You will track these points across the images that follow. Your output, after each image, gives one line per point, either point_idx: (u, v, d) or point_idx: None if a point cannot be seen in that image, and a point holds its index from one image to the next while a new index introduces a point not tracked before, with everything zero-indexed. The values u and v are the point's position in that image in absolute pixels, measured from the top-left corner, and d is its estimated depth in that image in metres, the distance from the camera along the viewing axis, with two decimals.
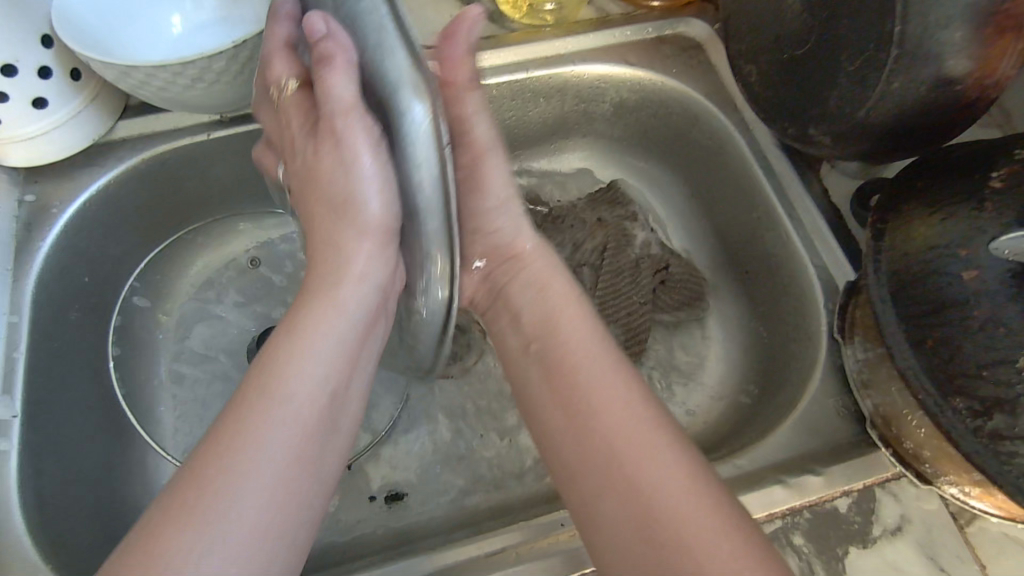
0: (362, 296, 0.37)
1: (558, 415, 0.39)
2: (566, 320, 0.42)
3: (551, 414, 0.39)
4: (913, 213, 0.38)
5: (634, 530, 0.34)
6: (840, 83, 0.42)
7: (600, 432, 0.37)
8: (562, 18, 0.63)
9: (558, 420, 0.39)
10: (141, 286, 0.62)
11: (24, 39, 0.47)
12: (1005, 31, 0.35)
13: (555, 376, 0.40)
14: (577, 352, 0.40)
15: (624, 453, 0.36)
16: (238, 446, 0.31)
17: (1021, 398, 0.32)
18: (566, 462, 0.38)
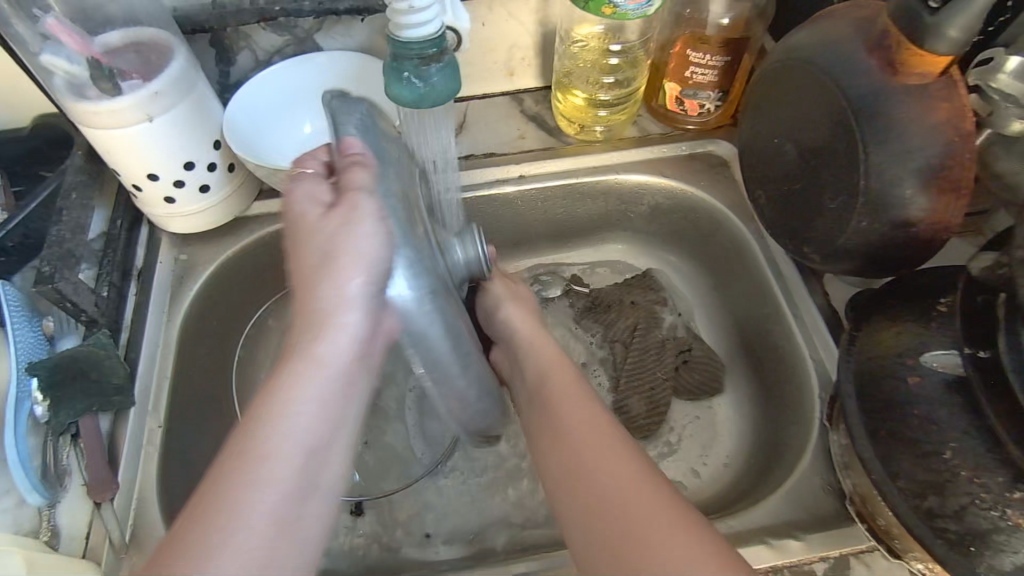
0: (339, 347, 0.41)
1: (572, 432, 0.46)
2: (555, 378, 0.50)
3: (548, 444, 0.46)
4: (881, 325, 0.47)
5: (606, 548, 0.40)
6: (824, 214, 0.52)
7: (583, 458, 0.44)
8: (611, 135, 0.75)
9: (574, 438, 0.45)
10: (271, 310, 0.76)
11: (204, 146, 0.62)
12: (948, 190, 0.45)
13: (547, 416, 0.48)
14: (572, 397, 0.48)
15: (609, 482, 0.42)
16: (304, 418, 0.39)
17: (948, 483, 0.40)
18: (559, 481, 0.44)
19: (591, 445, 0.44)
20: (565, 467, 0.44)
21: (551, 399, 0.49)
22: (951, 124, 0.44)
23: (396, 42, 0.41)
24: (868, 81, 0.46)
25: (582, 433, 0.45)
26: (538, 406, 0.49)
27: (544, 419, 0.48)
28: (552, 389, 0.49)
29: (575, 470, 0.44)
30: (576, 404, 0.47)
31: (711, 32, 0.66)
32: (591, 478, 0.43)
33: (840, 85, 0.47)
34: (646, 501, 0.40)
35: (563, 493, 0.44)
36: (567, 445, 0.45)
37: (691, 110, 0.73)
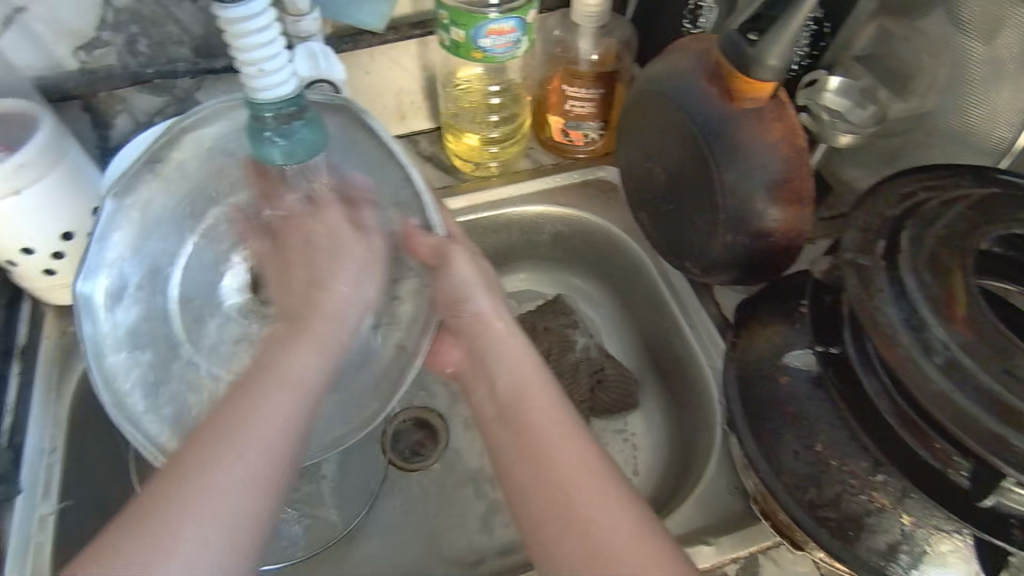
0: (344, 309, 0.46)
1: (552, 446, 0.44)
2: (534, 391, 0.47)
3: (518, 466, 0.44)
4: (756, 329, 0.50)
5: (585, 562, 0.40)
6: (695, 231, 0.55)
7: (559, 475, 0.42)
8: (505, 169, 0.77)
9: (552, 451, 0.43)
10: None
11: (82, 215, 0.60)
12: (796, 200, 0.49)
13: (523, 433, 0.45)
14: (542, 414, 0.45)
15: (575, 494, 0.41)
16: (250, 412, 0.39)
17: (824, 473, 0.42)
18: (531, 510, 0.42)
19: (577, 467, 0.42)
20: (540, 482, 0.42)
21: (526, 417, 0.46)
22: (785, 140, 0.48)
23: (251, 103, 0.41)
24: (709, 108, 0.49)
25: (560, 448, 0.43)
26: (515, 421, 0.46)
27: (515, 433, 0.45)
28: (532, 403, 0.46)
29: (550, 486, 0.42)
30: (555, 422, 0.45)
31: (582, 67, 0.70)
32: (567, 494, 0.41)
33: (683, 112, 0.51)
34: (597, 493, 0.41)
35: (537, 508, 0.42)
36: (544, 463, 0.43)
37: (577, 140, 0.75)
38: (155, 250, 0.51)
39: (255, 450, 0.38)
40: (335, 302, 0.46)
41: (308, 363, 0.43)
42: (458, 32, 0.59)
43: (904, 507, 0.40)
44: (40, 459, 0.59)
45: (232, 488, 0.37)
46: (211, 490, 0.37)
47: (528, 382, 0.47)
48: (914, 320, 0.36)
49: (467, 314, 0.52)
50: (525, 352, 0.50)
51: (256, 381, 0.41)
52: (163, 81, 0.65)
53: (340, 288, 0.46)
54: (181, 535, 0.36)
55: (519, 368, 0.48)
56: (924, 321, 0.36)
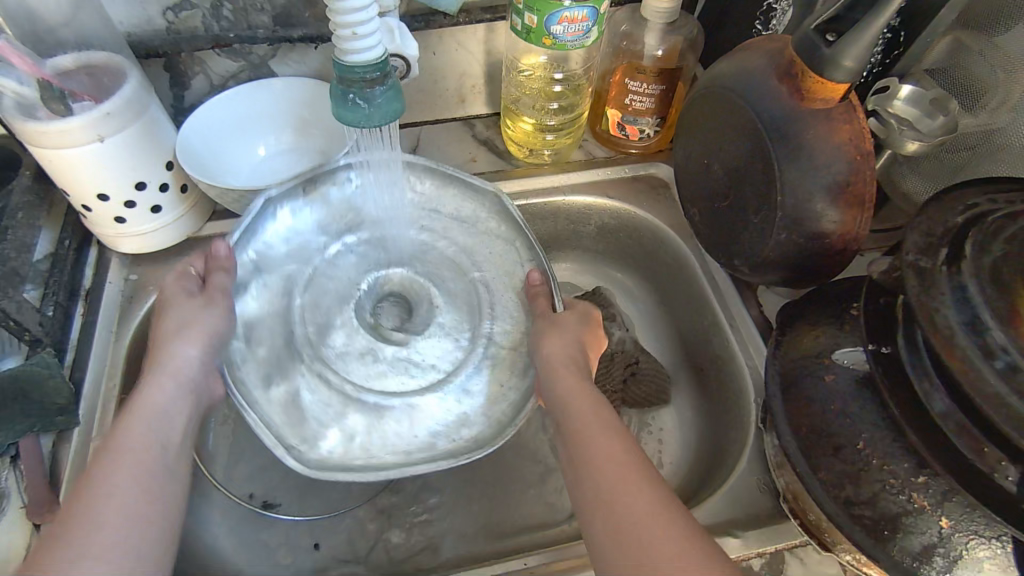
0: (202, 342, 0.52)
1: (624, 485, 0.42)
2: (600, 428, 0.46)
3: (595, 503, 0.43)
4: (802, 330, 0.50)
5: None
6: (749, 229, 0.56)
7: (633, 514, 0.41)
8: (559, 158, 0.79)
9: (623, 489, 0.42)
10: None
11: (156, 166, 0.63)
12: (856, 203, 0.49)
13: (595, 468, 0.44)
14: (613, 451, 0.45)
15: (654, 534, 0.40)
16: (134, 426, 0.45)
17: (862, 471, 0.43)
18: (612, 546, 0.41)
19: (626, 475, 0.43)
20: (592, 489, 0.43)
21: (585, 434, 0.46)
22: (852, 144, 0.48)
23: (340, 66, 0.43)
24: (778, 106, 0.50)
25: (609, 456, 0.44)
26: (577, 435, 0.47)
27: (586, 469, 0.45)
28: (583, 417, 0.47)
29: (603, 494, 0.43)
30: (611, 435, 0.46)
31: (646, 62, 0.71)
32: (640, 528, 0.40)
33: (753, 109, 0.52)
34: (647, 496, 0.42)
35: (594, 515, 0.43)
36: (615, 493, 0.42)
37: (632, 136, 0.77)
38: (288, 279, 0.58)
39: (153, 461, 0.44)
40: (166, 368, 0.50)
41: (169, 400, 0.48)
42: (532, 17, 0.60)
43: (943, 510, 0.40)
44: (96, 395, 0.61)
45: (130, 483, 0.42)
46: (102, 516, 0.40)
47: (592, 418, 0.47)
48: (975, 324, 0.37)
49: (548, 355, 0.53)
50: (590, 389, 0.50)
51: (136, 411, 0.46)
52: (242, 45, 0.67)
53: (168, 383, 0.49)
54: (101, 525, 0.39)
55: (587, 404, 0.48)
56: (986, 325, 0.36)
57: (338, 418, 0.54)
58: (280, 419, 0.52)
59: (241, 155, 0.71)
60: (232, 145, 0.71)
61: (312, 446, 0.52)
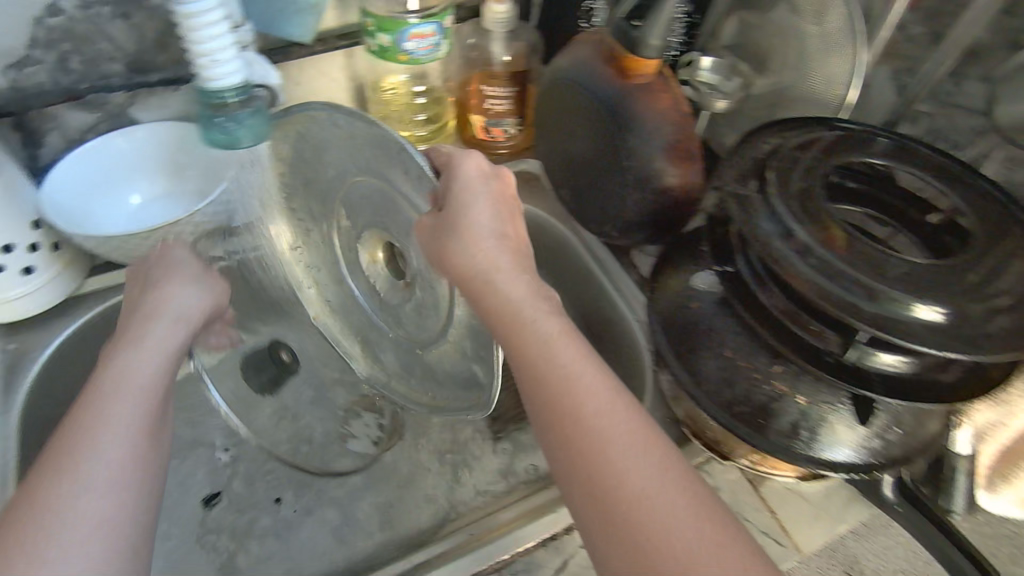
0: (167, 326, 0.50)
1: (609, 443, 0.39)
2: (580, 371, 0.42)
3: (568, 463, 0.40)
4: (667, 274, 0.59)
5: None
6: (610, 196, 0.64)
7: (624, 481, 0.38)
8: None
9: (614, 451, 0.39)
10: None
11: (23, 227, 0.60)
12: (685, 158, 0.59)
13: (565, 423, 0.41)
14: (594, 399, 0.41)
15: (655, 503, 0.37)
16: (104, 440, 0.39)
17: (733, 375, 0.52)
18: (607, 520, 0.38)
19: (621, 442, 0.39)
20: (586, 467, 0.39)
21: (565, 394, 0.41)
22: (672, 109, 0.58)
23: None
24: (609, 87, 0.59)
25: (597, 418, 0.40)
26: (547, 394, 0.42)
27: (563, 426, 0.41)
28: (558, 369, 0.42)
29: (595, 468, 0.39)
30: (594, 391, 0.41)
31: (496, 69, 0.79)
32: (644, 500, 0.37)
33: (590, 93, 0.60)
34: (643, 452, 0.39)
35: (596, 490, 0.38)
36: (597, 459, 0.39)
37: (498, 137, 0.83)
38: (360, 332, 0.64)
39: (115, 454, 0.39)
40: (138, 338, 0.47)
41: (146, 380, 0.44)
42: (384, 38, 0.66)
43: (798, 390, 0.50)
44: None
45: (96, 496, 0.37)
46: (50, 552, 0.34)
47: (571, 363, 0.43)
48: (785, 229, 0.46)
49: (478, 268, 0.47)
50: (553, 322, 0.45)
51: (48, 464, 0.37)
52: (96, 94, 0.67)
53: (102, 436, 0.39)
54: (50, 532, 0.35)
55: (559, 346, 0.43)
56: (793, 228, 0.46)
57: (454, 377, 0.55)
58: (450, 398, 0.56)
59: (114, 203, 0.70)
60: (103, 196, 0.69)
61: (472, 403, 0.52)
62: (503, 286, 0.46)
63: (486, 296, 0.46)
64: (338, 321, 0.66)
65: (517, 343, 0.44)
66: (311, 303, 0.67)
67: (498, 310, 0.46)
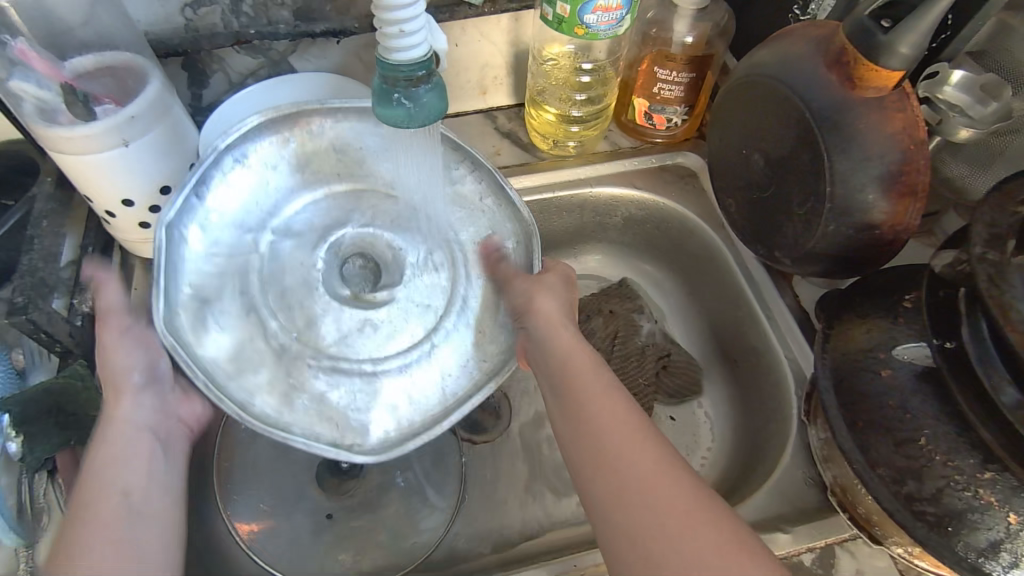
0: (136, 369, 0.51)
1: (621, 453, 0.44)
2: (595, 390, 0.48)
3: (582, 464, 0.46)
4: (851, 324, 0.50)
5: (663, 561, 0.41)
6: (793, 219, 0.55)
7: (626, 482, 0.43)
8: (583, 150, 0.77)
9: (618, 455, 0.45)
10: None
11: (181, 168, 0.61)
12: (906, 193, 0.48)
13: (583, 432, 0.46)
14: (606, 410, 0.47)
15: (655, 501, 0.42)
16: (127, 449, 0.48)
17: (925, 467, 0.42)
18: (622, 520, 0.43)
19: (633, 453, 0.44)
20: (616, 480, 0.44)
21: (603, 419, 0.46)
22: (905, 133, 0.47)
23: (384, 63, 0.41)
24: (830, 95, 0.49)
25: (620, 439, 0.45)
26: (588, 415, 0.47)
27: (575, 436, 0.47)
28: (593, 399, 0.47)
29: (622, 483, 0.43)
30: (619, 418, 0.46)
31: (675, 49, 0.69)
32: (645, 497, 0.43)
33: (801, 98, 0.51)
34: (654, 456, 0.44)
35: (623, 502, 0.43)
36: (611, 461, 0.44)
37: (659, 124, 0.75)
38: (206, 263, 0.50)
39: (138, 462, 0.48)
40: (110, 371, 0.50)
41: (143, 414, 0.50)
42: (564, 6, 0.59)
43: (1011, 506, 0.40)
44: None
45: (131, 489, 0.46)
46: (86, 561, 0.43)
47: (581, 378, 0.49)
48: None
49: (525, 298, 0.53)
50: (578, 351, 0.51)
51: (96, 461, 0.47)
52: (262, 39, 0.65)
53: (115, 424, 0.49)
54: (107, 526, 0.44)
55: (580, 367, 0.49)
56: None
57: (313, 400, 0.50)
58: (309, 427, 0.49)
59: None
60: None
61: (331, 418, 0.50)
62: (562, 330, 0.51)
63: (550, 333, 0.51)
64: (201, 271, 0.49)
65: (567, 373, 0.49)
66: (208, 209, 0.50)
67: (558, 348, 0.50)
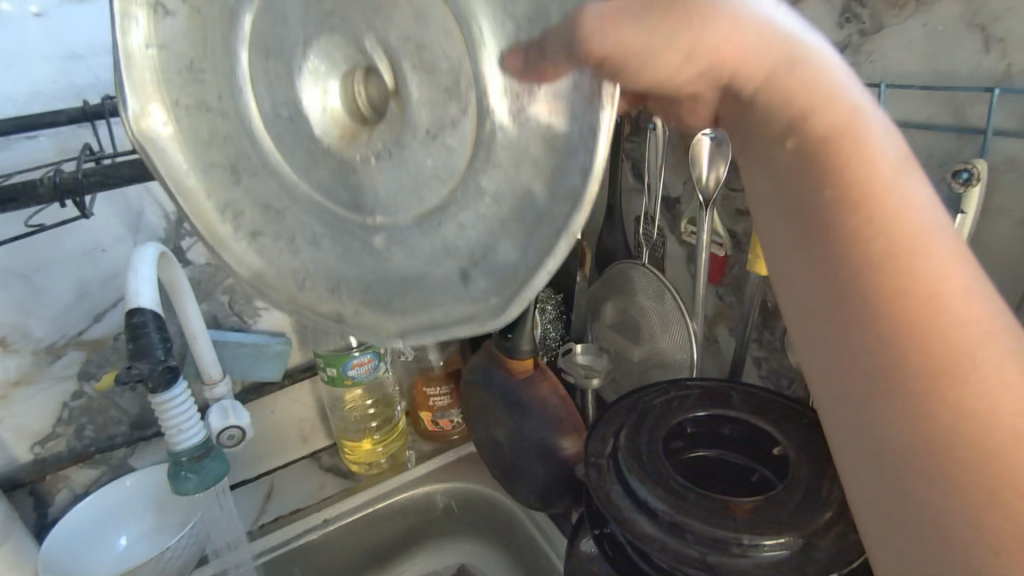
0: None
1: (945, 353, 0.28)
2: (909, 215, 0.29)
3: (881, 400, 0.30)
4: (574, 541, 0.64)
5: (955, 487, 0.28)
6: (524, 471, 0.73)
7: (970, 396, 0.28)
8: (394, 461, 0.94)
9: (927, 351, 0.28)
10: None
11: None
12: (574, 429, 0.71)
13: (897, 261, 0.29)
14: (933, 250, 0.29)
15: (997, 439, 0.27)
16: None
17: None
18: (889, 479, 0.30)
19: (995, 353, 0.28)
20: (934, 358, 0.28)
21: (961, 336, 0.28)
22: (553, 392, 0.72)
23: (172, 454, 0.65)
24: (504, 382, 0.73)
25: (996, 384, 0.28)
26: (888, 270, 0.29)
27: (874, 281, 0.29)
28: (919, 224, 0.29)
29: (924, 413, 0.28)
30: (969, 294, 0.29)
31: (435, 372, 0.93)
32: (988, 411, 0.28)
33: (490, 388, 0.74)
34: (1007, 360, 0.28)
35: (939, 437, 0.28)
36: (936, 314, 0.28)
37: (446, 426, 0.95)
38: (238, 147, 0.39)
39: None
40: None
41: None
42: (332, 370, 0.83)
43: None
44: None
45: None
46: None
47: (861, 177, 0.30)
48: (632, 493, 0.55)
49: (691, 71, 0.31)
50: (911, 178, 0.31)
51: None
52: (102, 453, 0.81)
53: None
54: None
55: (851, 173, 0.30)
56: (638, 492, 0.55)
57: (513, 184, 0.31)
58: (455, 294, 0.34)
59: (104, 548, 0.79)
60: (93, 543, 0.79)
61: (566, 124, 0.28)
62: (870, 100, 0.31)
63: (777, 142, 0.33)
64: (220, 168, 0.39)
65: (831, 181, 0.31)
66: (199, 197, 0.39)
67: (878, 183, 0.30)
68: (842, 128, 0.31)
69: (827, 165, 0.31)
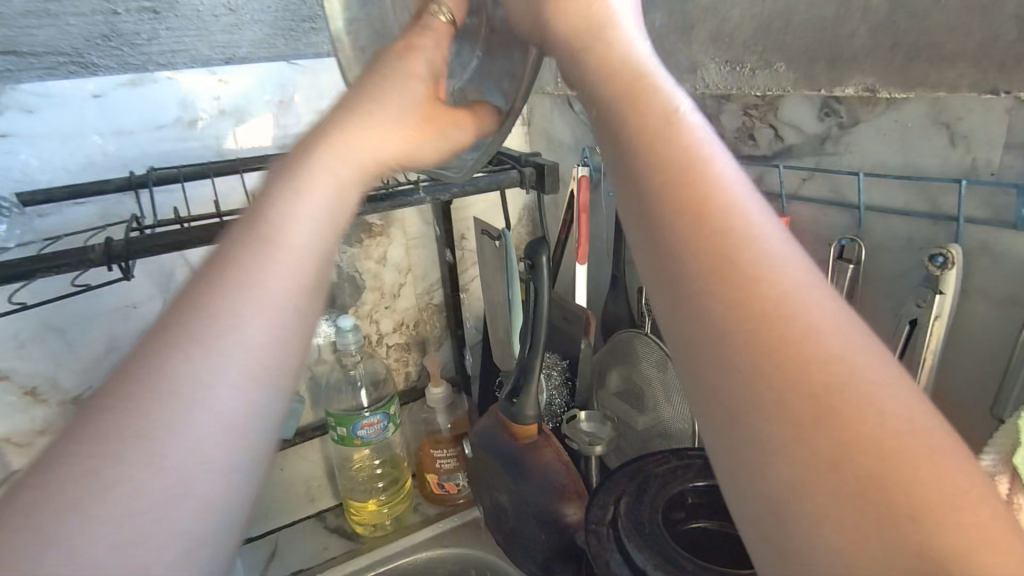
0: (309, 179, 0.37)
1: (806, 370, 0.24)
2: (751, 244, 0.28)
3: (749, 426, 0.24)
4: None
5: (852, 505, 0.22)
6: (526, 537, 0.73)
7: (839, 415, 0.23)
8: (398, 523, 0.94)
9: (792, 375, 0.24)
10: None
11: None
12: (576, 495, 0.71)
13: (745, 296, 0.26)
14: (783, 279, 0.27)
15: (881, 458, 0.22)
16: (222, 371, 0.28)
17: None
18: (781, 513, 0.23)
19: (859, 375, 0.24)
20: (801, 389, 0.24)
21: (817, 351, 0.25)
22: (556, 457, 0.73)
23: None
24: (508, 446, 0.75)
25: (884, 415, 0.23)
26: (709, 249, 0.27)
27: (730, 316, 0.26)
28: (759, 251, 0.27)
29: (780, 402, 0.24)
30: (829, 320, 0.26)
31: (443, 434, 0.95)
32: (867, 427, 0.23)
33: (494, 451, 0.76)
34: (880, 383, 0.24)
35: (794, 432, 0.23)
36: (790, 346, 0.25)
37: (451, 489, 0.95)
38: None
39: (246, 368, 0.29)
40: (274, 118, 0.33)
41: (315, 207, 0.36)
42: (343, 429, 0.86)
43: None
44: None
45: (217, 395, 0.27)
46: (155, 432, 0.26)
47: (709, 203, 0.29)
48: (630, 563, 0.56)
49: None
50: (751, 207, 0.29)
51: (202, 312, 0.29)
52: None
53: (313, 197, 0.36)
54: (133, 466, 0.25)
55: (703, 198, 0.29)
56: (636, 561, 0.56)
57: None
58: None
59: None
60: None
61: None
62: (709, 141, 0.32)
63: (642, 170, 0.31)
64: None
65: (680, 205, 0.29)
66: None
67: (699, 178, 0.30)
68: (691, 158, 0.30)
69: (660, 154, 0.31)
